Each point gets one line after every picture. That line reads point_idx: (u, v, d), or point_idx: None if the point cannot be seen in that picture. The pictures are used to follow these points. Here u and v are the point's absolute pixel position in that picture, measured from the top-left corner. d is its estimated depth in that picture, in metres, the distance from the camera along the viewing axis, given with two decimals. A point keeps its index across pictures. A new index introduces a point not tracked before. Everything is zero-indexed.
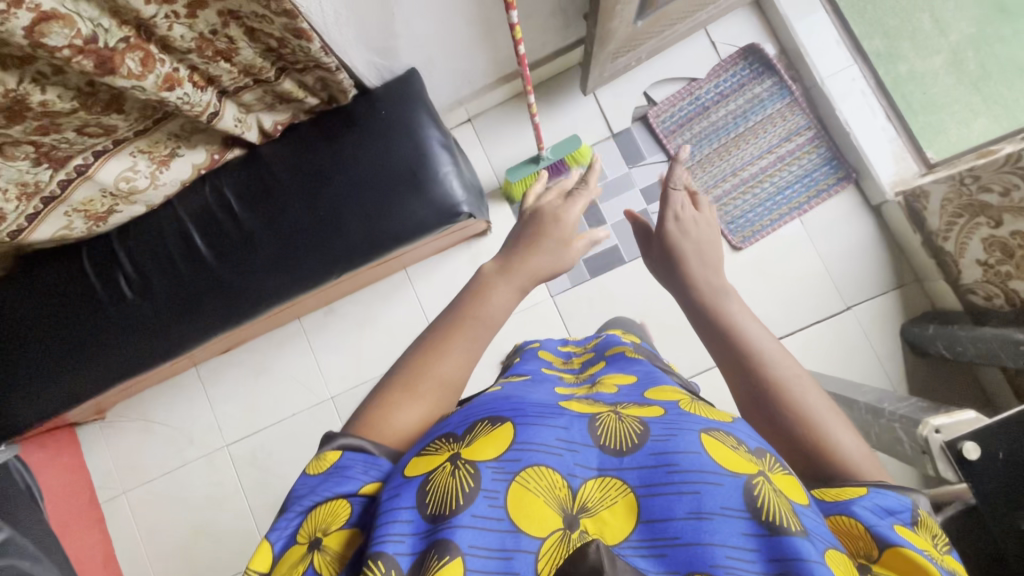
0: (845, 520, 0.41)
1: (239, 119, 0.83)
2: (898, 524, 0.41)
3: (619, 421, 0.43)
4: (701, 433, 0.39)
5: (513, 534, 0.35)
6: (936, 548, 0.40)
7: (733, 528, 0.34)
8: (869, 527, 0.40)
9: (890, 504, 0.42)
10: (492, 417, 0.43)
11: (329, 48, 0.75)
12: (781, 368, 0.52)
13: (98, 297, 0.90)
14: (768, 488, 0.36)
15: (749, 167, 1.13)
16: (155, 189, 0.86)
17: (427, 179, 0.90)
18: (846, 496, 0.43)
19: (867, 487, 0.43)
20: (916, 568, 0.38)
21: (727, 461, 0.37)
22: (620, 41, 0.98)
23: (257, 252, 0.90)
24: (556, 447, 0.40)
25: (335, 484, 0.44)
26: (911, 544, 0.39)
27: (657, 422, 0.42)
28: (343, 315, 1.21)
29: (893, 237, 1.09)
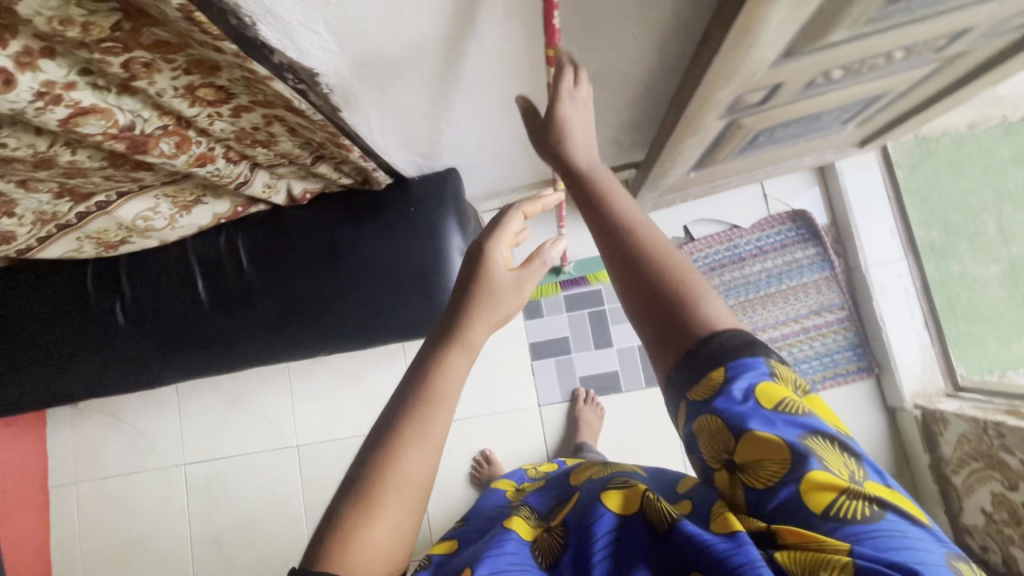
0: (704, 420, 0.34)
1: (268, 186, 0.82)
2: (762, 389, 0.33)
3: (551, 534, 0.45)
4: (601, 495, 0.44)
5: None
6: (789, 393, 0.34)
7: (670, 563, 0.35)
8: (726, 421, 0.33)
9: (747, 378, 0.33)
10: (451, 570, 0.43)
11: (369, 152, 0.75)
12: (643, 226, 0.38)
13: (89, 315, 0.90)
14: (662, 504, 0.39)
15: (770, 330, 1.09)
16: (172, 228, 0.86)
17: (438, 285, 0.88)
18: (706, 392, 0.34)
19: (726, 365, 0.33)
20: (772, 449, 0.32)
21: (617, 504, 0.42)
22: (669, 187, 0.95)
23: (254, 313, 0.89)
24: (515, 572, 0.41)
25: None
26: (767, 428, 0.32)
27: (574, 514, 0.45)
28: (330, 366, 1.21)
29: (901, 445, 1.03)
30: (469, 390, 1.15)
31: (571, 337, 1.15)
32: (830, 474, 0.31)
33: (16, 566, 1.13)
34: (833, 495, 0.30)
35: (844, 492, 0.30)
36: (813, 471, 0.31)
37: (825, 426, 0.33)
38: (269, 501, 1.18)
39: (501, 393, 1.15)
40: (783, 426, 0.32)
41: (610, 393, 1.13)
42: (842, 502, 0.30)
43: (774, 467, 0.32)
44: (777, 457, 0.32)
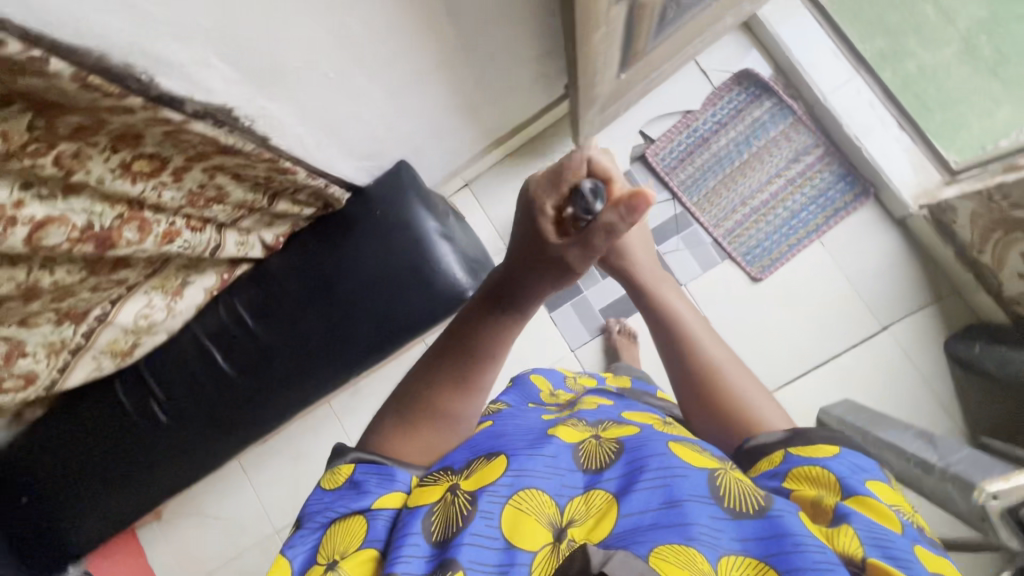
0: (819, 471, 0.47)
1: (242, 242, 0.84)
2: (871, 480, 0.47)
3: (598, 445, 0.52)
4: (670, 443, 0.50)
5: (509, 550, 0.42)
6: (904, 505, 0.47)
7: (703, 510, 0.43)
8: (840, 480, 0.46)
9: (862, 463, 0.48)
10: (487, 454, 0.52)
11: (316, 171, 0.76)
12: (698, 341, 0.62)
13: (134, 423, 0.93)
14: (727, 477, 0.46)
15: (758, 195, 1.09)
16: (173, 317, 0.89)
17: (430, 271, 0.89)
18: (823, 453, 0.48)
19: (836, 446, 0.49)
20: (874, 510, 0.44)
21: (692, 460, 0.48)
22: (608, 96, 0.95)
23: (277, 364, 0.92)
24: (546, 473, 0.48)
25: (350, 501, 0.49)
26: (875, 495, 0.45)
27: (629, 442, 0.52)
28: (370, 393, 1.24)
29: (923, 249, 1.03)
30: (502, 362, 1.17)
31: None
32: (930, 554, 0.42)
33: None
34: (938, 569, 0.41)
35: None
36: (916, 544, 0.42)
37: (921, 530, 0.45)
38: None
39: (533, 354, 1.16)
40: (894, 508, 0.45)
41: (632, 314, 1.14)
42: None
43: (880, 518, 0.43)
44: (877, 514, 0.44)
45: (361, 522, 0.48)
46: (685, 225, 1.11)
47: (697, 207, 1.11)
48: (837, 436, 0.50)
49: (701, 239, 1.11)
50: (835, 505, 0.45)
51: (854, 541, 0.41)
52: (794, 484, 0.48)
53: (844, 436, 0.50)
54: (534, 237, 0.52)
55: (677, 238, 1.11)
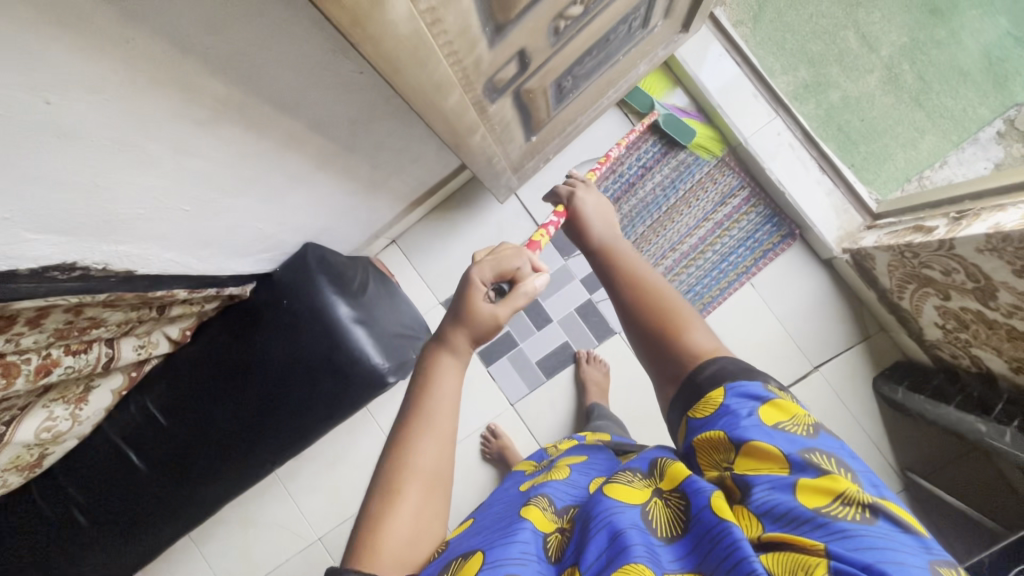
0: (712, 433, 0.48)
1: (142, 345, 0.81)
2: (760, 411, 0.47)
3: (558, 523, 0.51)
4: (607, 483, 0.52)
5: None
6: (794, 416, 0.47)
7: (645, 539, 0.44)
8: (729, 435, 0.47)
9: (747, 398, 0.48)
10: (464, 554, 0.48)
11: (202, 280, 0.73)
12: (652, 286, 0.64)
13: (50, 530, 0.90)
14: (659, 502, 0.48)
15: (686, 240, 1.07)
16: (80, 423, 0.85)
17: (344, 359, 0.87)
18: (713, 410, 0.50)
19: (724, 388, 0.51)
20: (761, 454, 0.45)
21: (626, 494, 0.49)
22: (520, 158, 0.92)
23: (196, 460, 0.90)
24: (522, 559, 0.45)
25: None
26: (761, 436, 0.46)
27: (584, 505, 0.51)
28: (313, 456, 1.22)
29: (851, 289, 1.03)
30: None
31: (512, 330, 1.13)
32: (819, 478, 0.43)
33: None
34: (823, 496, 0.42)
35: (835, 497, 0.41)
36: (801, 475, 0.43)
37: (811, 437, 0.46)
38: None
39: (473, 410, 1.14)
40: (777, 437, 0.46)
41: (568, 364, 1.13)
42: (835, 505, 0.41)
43: (766, 468, 0.44)
44: (766, 460, 0.45)
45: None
46: None
47: None
48: (720, 378, 0.51)
49: None
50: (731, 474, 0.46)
51: (752, 519, 0.43)
52: (701, 460, 0.49)
53: (745, 369, 0.52)
54: (468, 300, 0.60)
55: None
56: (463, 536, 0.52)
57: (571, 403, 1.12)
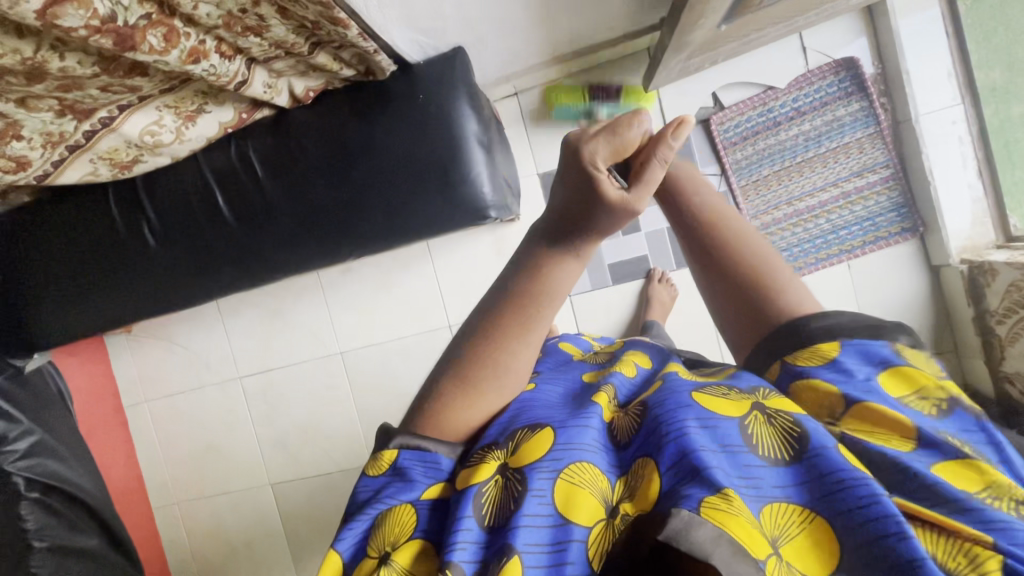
0: (819, 383, 0.41)
1: (269, 85, 0.77)
2: (882, 372, 0.40)
3: (627, 414, 0.45)
4: (695, 391, 0.43)
5: (564, 527, 0.37)
6: (921, 388, 0.40)
7: (744, 457, 0.37)
8: (842, 392, 0.40)
9: (867, 354, 0.41)
10: (528, 419, 0.44)
11: (369, 33, 0.70)
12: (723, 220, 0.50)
13: (118, 237, 0.91)
14: (762, 422, 0.39)
15: (805, 199, 1.03)
16: (181, 143, 0.83)
17: (459, 178, 0.84)
18: (821, 363, 0.41)
19: (838, 341, 0.42)
20: (882, 417, 0.39)
21: (716, 406, 0.41)
22: (698, 46, 0.86)
23: (277, 225, 0.88)
24: (594, 446, 0.41)
25: (391, 493, 0.41)
26: (883, 402, 0.39)
27: (657, 397, 0.44)
28: (359, 276, 1.22)
29: (945, 302, 1.02)
30: None
31: None
32: (958, 460, 0.36)
33: (112, 473, 1.25)
34: (964, 480, 0.35)
35: (984, 484, 0.35)
36: (935, 453, 0.37)
37: (939, 416, 0.39)
38: (322, 404, 1.26)
39: None
40: (903, 407, 0.39)
41: (639, 277, 1.12)
42: (984, 493, 0.34)
43: (885, 436, 0.38)
44: (886, 425, 0.39)
45: (409, 514, 0.40)
46: None
47: (740, 191, 1.05)
48: (836, 329, 0.42)
49: None
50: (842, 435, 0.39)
51: (870, 479, 0.36)
52: (794, 405, 0.42)
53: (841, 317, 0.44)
54: (589, 197, 0.42)
55: None
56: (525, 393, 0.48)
57: (627, 314, 1.13)
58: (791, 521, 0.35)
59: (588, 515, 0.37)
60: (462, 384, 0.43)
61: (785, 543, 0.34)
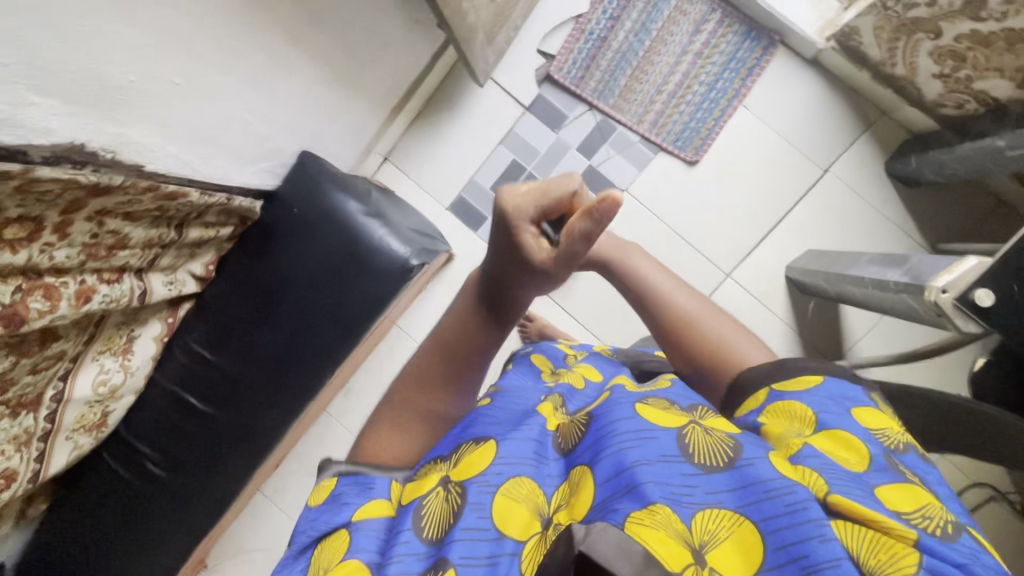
0: (799, 406, 0.52)
1: (171, 281, 0.83)
2: (852, 407, 0.51)
3: (572, 424, 0.52)
4: (636, 404, 0.50)
5: (499, 541, 0.43)
6: (890, 428, 0.51)
7: (673, 470, 0.42)
8: (817, 415, 0.50)
9: (846, 392, 0.52)
10: (476, 438, 0.54)
11: (210, 188, 0.73)
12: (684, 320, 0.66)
13: (133, 486, 0.94)
14: (696, 433, 0.46)
15: (669, 81, 1.07)
16: (132, 376, 0.88)
17: (369, 252, 0.87)
18: (808, 387, 0.53)
19: (821, 375, 0.54)
20: (845, 440, 0.48)
21: (659, 419, 0.48)
22: (490, 27, 0.92)
23: (251, 389, 0.91)
24: (532, 461, 0.49)
25: (331, 516, 0.53)
26: (844, 425, 0.49)
27: (597, 412, 0.51)
28: (361, 390, 1.23)
29: (844, 80, 1.02)
30: None
31: None
32: (898, 485, 0.45)
33: None
34: (904, 501, 0.43)
35: (918, 508, 0.42)
36: (878, 479, 0.45)
37: (902, 454, 0.49)
38: None
39: None
40: (862, 435, 0.48)
41: None
42: (917, 514, 0.42)
43: (852, 457, 0.47)
44: (848, 446, 0.48)
45: (343, 537, 0.50)
46: (609, 131, 1.10)
47: (614, 110, 1.09)
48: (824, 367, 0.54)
49: (629, 139, 1.10)
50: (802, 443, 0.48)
51: (820, 481, 0.43)
52: (770, 418, 0.52)
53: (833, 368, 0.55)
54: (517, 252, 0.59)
55: (605, 146, 1.10)
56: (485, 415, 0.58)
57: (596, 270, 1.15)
58: (720, 526, 0.39)
59: (517, 527, 0.43)
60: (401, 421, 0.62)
61: (711, 549, 0.38)
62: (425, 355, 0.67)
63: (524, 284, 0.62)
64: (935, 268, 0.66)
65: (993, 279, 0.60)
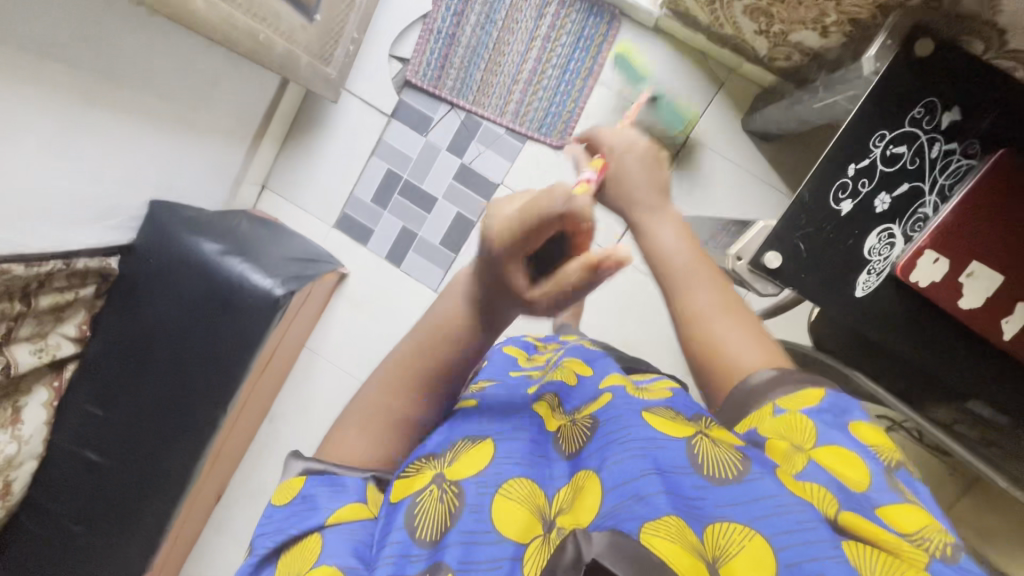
0: (802, 422, 0.49)
1: (39, 350, 0.85)
2: (851, 424, 0.50)
3: (573, 428, 0.55)
4: (642, 413, 0.53)
5: (499, 544, 0.44)
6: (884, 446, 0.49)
7: (686, 479, 0.44)
8: (815, 425, 0.49)
9: (840, 405, 0.51)
10: (470, 437, 0.56)
11: (39, 258, 0.76)
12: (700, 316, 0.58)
13: (56, 545, 0.97)
14: (703, 443, 0.48)
15: (523, 69, 1.07)
16: (27, 444, 0.91)
17: (231, 291, 0.88)
18: (809, 403, 0.50)
19: (821, 390, 0.52)
20: (844, 458, 0.47)
21: (670, 428, 0.50)
22: (320, 45, 0.97)
23: (145, 437, 0.93)
24: (533, 467, 0.51)
25: (301, 520, 0.53)
26: (845, 441, 0.48)
27: (603, 417, 0.54)
28: (284, 415, 1.25)
29: (687, 45, 1.03)
30: (380, 331, 1.19)
31: (406, 224, 1.15)
32: (902, 504, 0.45)
33: None
34: (906, 520, 0.43)
35: (919, 530, 0.43)
36: (882, 498, 0.45)
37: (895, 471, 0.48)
38: None
39: (403, 310, 1.18)
40: (860, 448, 0.48)
41: (469, 231, 1.13)
42: (923, 536, 0.42)
43: (852, 475, 0.46)
44: (848, 465, 0.47)
45: (315, 542, 0.50)
46: (474, 127, 1.11)
47: (476, 105, 1.10)
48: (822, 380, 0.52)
49: (495, 132, 1.11)
50: (808, 459, 0.47)
51: (829, 501, 0.44)
52: (770, 433, 0.50)
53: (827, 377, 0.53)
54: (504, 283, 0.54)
55: (474, 143, 1.11)
56: (470, 416, 0.59)
57: None
58: (734, 538, 0.39)
59: (512, 529, 0.45)
60: (364, 425, 0.58)
61: (726, 561, 0.38)
62: (403, 359, 0.61)
63: (498, 303, 0.57)
64: (740, 236, 0.69)
65: (777, 241, 0.62)
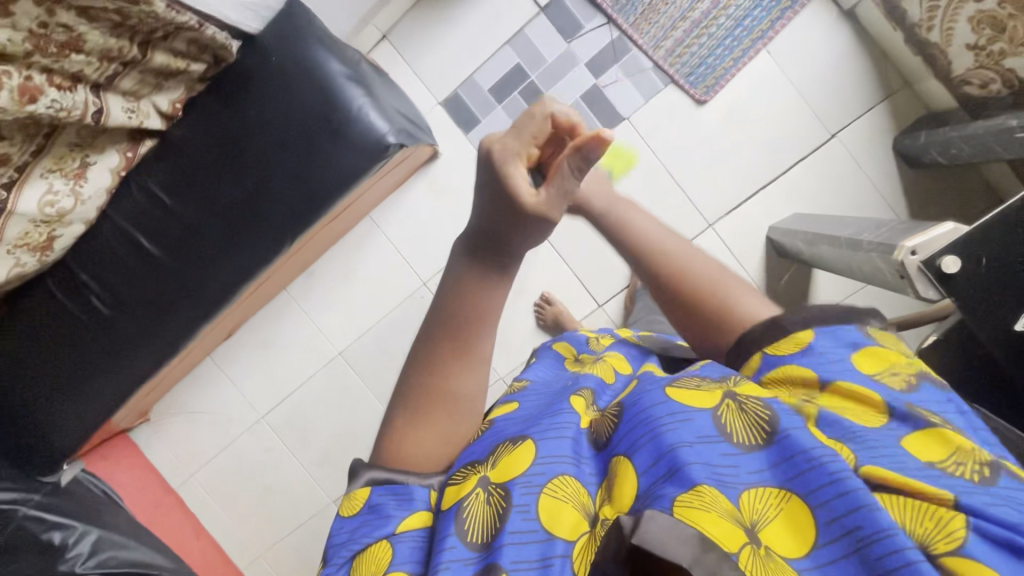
0: (792, 369, 0.45)
1: (131, 109, 0.78)
2: (856, 353, 0.45)
3: (603, 419, 0.49)
4: (668, 388, 0.46)
5: (550, 542, 0.40)
6: (894, 365, 0.45)
7: (712, 450, 0.40)
8: (816, 374, 0.44)
9: (841, 341, 0.46)
10: (511, 439, 0.48)
11: (178, 4, 0.70)
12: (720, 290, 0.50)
13: (74, 318, 0.92)
14: (732, 408, 0.42)
15: (697, 7, 1.00)
16: (82, 205, 0.84)
17: (345, 122, 0.83)
18: (795, 349, 0.45)
19: (811, 331, 0.46)
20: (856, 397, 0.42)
21: (691, 400, 0.44)
22: None
23: (202, 239, 0.88)
24: (570, 457, 0.45)
25: (371, 530, 0.47)
26: (849, 379, 0.43)
27: (628, 400, 0.49)
28: (324, 274, 1.21)
29: (873, 42, 0.99)
30: (451, 225, 1.14)
31: None
32: (924, 431, 0.39)
33: (190, 550, 1.20)
34: (933, 450, 0.38)
35: (951, 452, 0.38)
36: (903, 431, 0.40)
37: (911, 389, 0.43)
38: (348, 408, 1.23)
39: None
40: (870, 382, 0.43)
41: None
42: (949, 462, 0.37)
43: (860, 411, 0.42)
44: (860, 401, 0.42)
45: (385, 551, 0.45)
46: (622, 51, 1.04)
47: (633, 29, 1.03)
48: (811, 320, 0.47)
49: (641, 64, 1.04)
50: (818, 409, 0.42)
51: (848, 453, 0.38)
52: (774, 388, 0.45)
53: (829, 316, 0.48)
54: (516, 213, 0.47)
55: (616, 67, 1.05)
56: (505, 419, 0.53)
57: None
58: (767, 504, 0.37)
59: (566, 526, 0.40)
60: (411, 415, 0.49)
61: (762, 527, 0.36)
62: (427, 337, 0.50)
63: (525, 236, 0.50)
64: (910, 233, 0.65)
65: (961, 246, 0.59)
